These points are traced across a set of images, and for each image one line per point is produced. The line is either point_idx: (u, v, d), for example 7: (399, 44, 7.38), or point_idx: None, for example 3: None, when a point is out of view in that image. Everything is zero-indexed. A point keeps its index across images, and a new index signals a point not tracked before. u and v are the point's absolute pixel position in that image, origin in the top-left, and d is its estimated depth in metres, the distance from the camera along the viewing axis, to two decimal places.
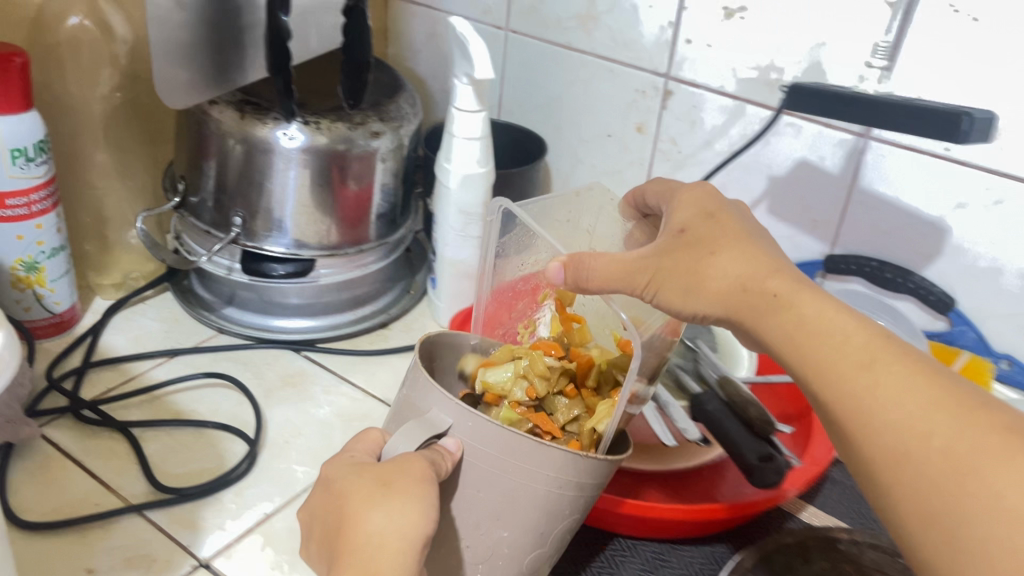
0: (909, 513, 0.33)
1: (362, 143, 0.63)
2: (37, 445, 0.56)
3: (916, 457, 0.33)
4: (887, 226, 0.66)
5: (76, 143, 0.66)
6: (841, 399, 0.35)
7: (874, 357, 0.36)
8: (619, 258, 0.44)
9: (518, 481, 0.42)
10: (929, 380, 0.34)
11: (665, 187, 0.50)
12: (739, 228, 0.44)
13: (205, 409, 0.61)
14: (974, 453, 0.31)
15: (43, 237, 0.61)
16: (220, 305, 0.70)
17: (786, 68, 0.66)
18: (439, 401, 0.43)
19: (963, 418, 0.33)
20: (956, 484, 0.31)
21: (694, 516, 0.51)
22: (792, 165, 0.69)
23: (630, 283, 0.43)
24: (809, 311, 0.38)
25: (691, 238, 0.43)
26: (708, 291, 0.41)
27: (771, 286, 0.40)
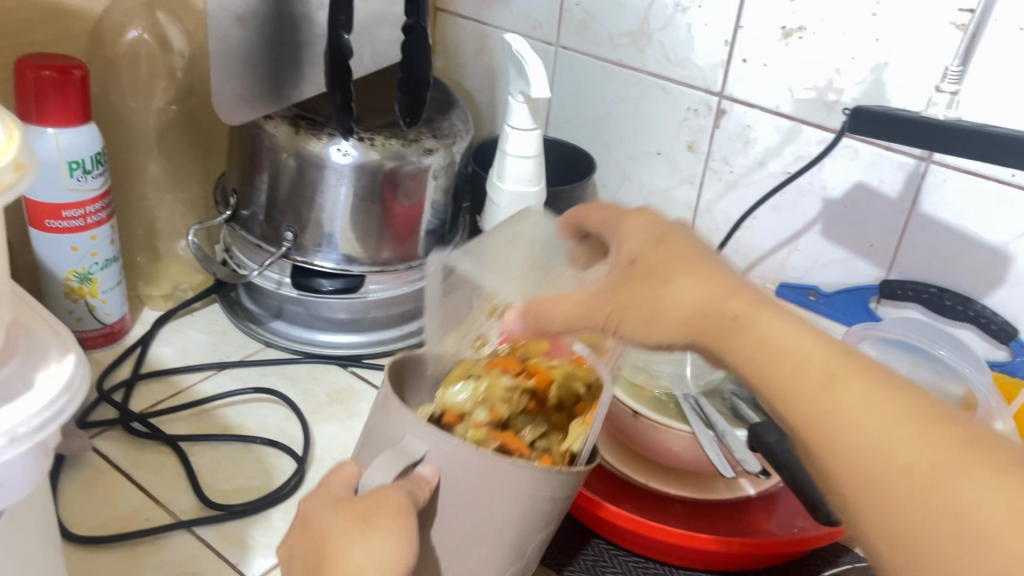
0: (879, 536, 0.29)
1: (414, 160, 0.62)
2: (88, 456, 0.56)
3: (882, 477, 0.29)
4: (947, 252, 0.64)
5: (132, 155, 0.67)
6: (804, 421, 0.31)
7: (835, 373, 0.31)
8: (577, 296, 0.40)
9: (494, 501, 0.40)
10: (892, 394, 0.30)
11: (608, 211, 0.45)
12: (693, 252, 0.39)
13: (253, 424, 0.61)
14: (948, 469, 0.28)
15: (97, 248, 0.61)
16: (268, 319, 0.70)
17: (845, 89, 0.65)
18: (412, 426, 0.40)
19: (931, 432, 0.29)
20: (926, 508, 0.28)
21: (753, 549, 0.50)
22: (848, 188, 0.68)
23: (589, 321, 0.40)
24: (771, 332, 0.34)
25: (644, 268, 0.38)
26: (667, 321, 0.37)
27: (730, 307, 0.35)
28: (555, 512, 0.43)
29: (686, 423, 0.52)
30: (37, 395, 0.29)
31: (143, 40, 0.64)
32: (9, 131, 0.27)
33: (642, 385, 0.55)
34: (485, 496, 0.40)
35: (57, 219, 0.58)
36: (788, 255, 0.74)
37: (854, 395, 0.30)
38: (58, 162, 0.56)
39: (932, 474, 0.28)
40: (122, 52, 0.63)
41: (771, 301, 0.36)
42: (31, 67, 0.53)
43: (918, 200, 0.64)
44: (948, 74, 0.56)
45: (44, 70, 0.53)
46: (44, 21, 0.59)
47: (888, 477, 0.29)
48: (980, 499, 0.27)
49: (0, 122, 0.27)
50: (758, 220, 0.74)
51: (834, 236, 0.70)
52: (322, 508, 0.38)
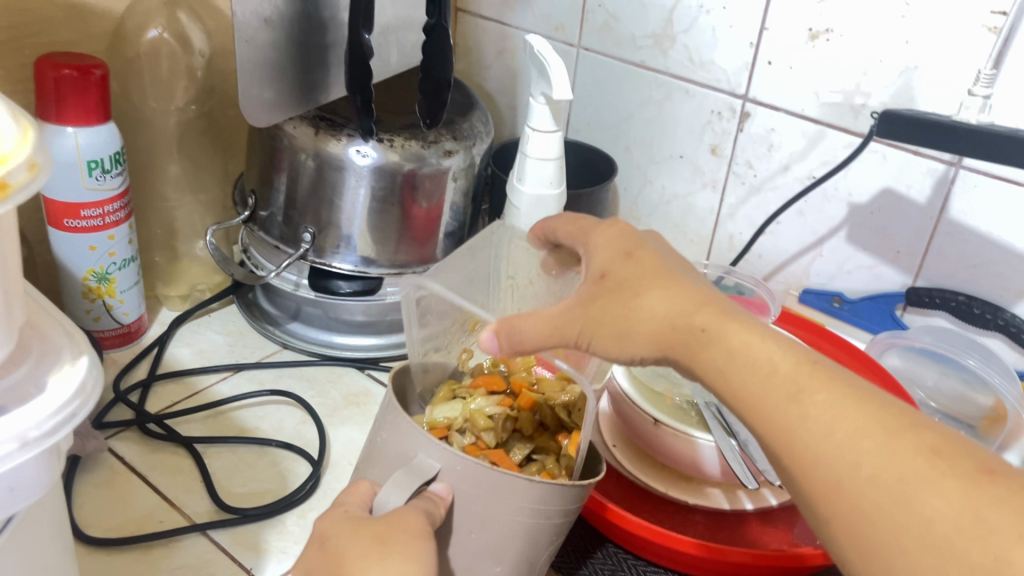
0: (847, 542, 0.31)
1: (433, 162, 0.62)
2: (103, 457, 0.56)
3: (849, 485, 0.30)
4: (976, 260, 0.63)
5: (150, 155, 0.67)
6: (774, 431, 0.33)
7: (802, 386, 0.33)
8: (548, 314, 0.38)
9: (503, 518, 0.40)
10: (859, 405, 0.32)
11: (578, 225, 0.44)
12: (663, 265, 0.38)
13: (269, 427, 0.60)
14: (909, 478, 0.29)
15: (115, 248, 0.61)
16: (286, 320, 0.70)
17: (873, 93, 0.64)
18: (426, 445, 0.40)
19: (895, 443, 0.30)
20: (891, 517, 0.29)
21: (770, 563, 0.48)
22: (875, 193, 0.66)
23: (564, 339, 0.37)
24: (738, 343, 0.35)
25: (614, 283, 0.38)
26: (640, 335, 0.36)
27: (699, 321, 0.35)
28: (563, 528, 0.43)
29: (709, 432, 0.52)
30: (49, 399, 0.28)
31: (164, 40, 0.63)
32: (24, 130, 0.26)
33: (663, 393, 0.55)
34: (476, 506, 0.40)
35: (76, 219, 0.58)
36: (812, 260, 0.72)
37: (820, 407, 0.32)
38: (77, 161, 0.56)
39: (897, 484, 0.29)
40: (142, 51, 0.63)
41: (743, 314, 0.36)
42: (51, 65, 0.53)
43: (947, 206, 0.63)
44: (981, 78, 0.55)
45: (64, 69, 0.53)
46: (64, 20, 0.59)
47: (854, 487, 0.30)
48: (939, 506, 0.28)
49: (15, 121, 0.26)
50: (781, 224, 0.73)
51: (859, 242, 0.69)
52: (336, 526, 0.38)
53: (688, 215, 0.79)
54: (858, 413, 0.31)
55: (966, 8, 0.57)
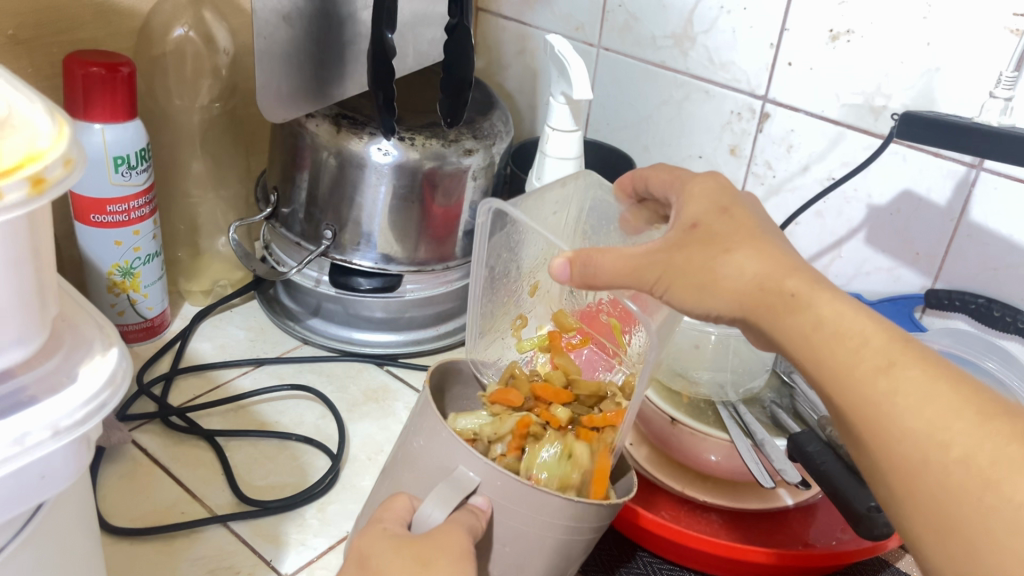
0: (926, 523, 0.30)
1: (454, 161, 0.62)
2: (127, 449, 0.57)
3: (937, 467, 0.29)
4: (996, 262, 0.63)
5: (174, 151, 0.68)
6: (858, 405, 0.32)
7: (893, 359, 0.32)
8: (628, 253, 0.38)
9: (535, 532, 0.41)
10: (952, 384, 0.30)
11: (673, 174, 0.44)
12: (756, 226, 0.38)
13: (290, 421, 0.61)
14: (1001, 460, 0.28)
15: (140, 243, 0.62)
16: (306, 316, 0.70)
17: (893, 95, 0.63)
18: (465, 457, 0.41)
19: (988, 424, 0.29)
20: (976, 499, 0.28)
21: (790, 563, 0.49)
22: (895, 195, 0.66)
23: (639, 280, 0.38)
24: (826, 313, 0.34)
25: (704, 232, 0.38)
26: (722, 291, 0.36)
27: (789, 285, 0.35)
28: (593, 542, 0.43)
29: (724, 430, 0.52)
30: (81, 388, 0.29)
31: (189, 38, 0.64)
32: (59, 126, 0.27)
33: (679, 392, 0.55)
34: (515, 515, 0.40)
35: (102, 214, 0.59)
36: (831, 262, 0.72)
37: (916, 382, 0.31)
38: (103, 157, 0.57)
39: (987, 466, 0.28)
40: (168, 50, 0.64)
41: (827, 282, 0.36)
42: (79, 63, 0.54)
43: (967, 209, 0.63)
44: (1003, 80, 0.55)
45: (92, 66, 0.54)
46: (92, 19, 0.60)
47: (940, 468, 0.29)
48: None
49: (51, 118, 0.27)
50: (800, 225, 0.73)
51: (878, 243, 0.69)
52: (377, 543, 0.38)
53: None
54: (952, 392, 0.30)
55: (988, 11, 0.57)
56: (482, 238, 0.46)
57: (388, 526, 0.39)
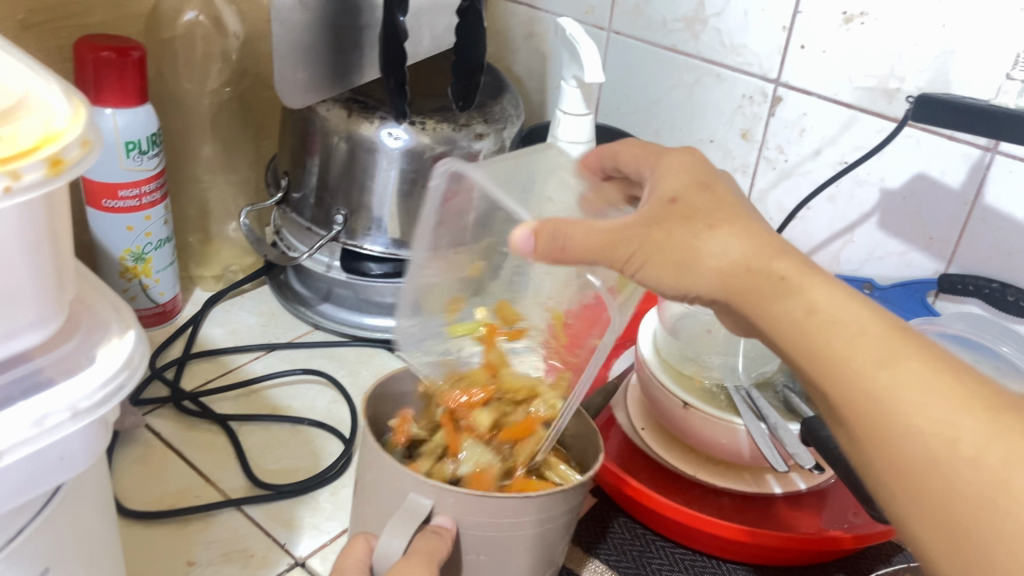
0: (918, 516, 0.29)
1: (465, 145, 0.62)
2: (140, 433, 0.57)
3: (947, 464, 0.28)
4: (1010, 246, 0.62)
5: (184, 136, 0.68)
6: (861, 395, 0.31)
7: (889, 351, 0.31)
8: (599, 227, 0.38)
9: (504, 534, 0.40)
10: (956, 379, 0.29)
11: (642, 151, 0.43)
12: (737, 203, 0.38)
13: (301, 405, 0.61)
14: (998, 451, 0.27)
15: (151, 228, 0.62)
16: (317, 301, 0.70)
17: (907, 77, 0.63)
18: (412, 483, 0.40)
19: (999, 422, 0.28)
20: (972, 497, 0.27)
21: (793, 544, 0.49)
22: (908, 178, 0.66)
23: (612, 254, 0.37)
24: (820, 297, 0.33)
25: (684, 208, 0.37)
26: (704, 271, 0.35)
27: (777, 267, 0.34)
28: (568, 525, 0.43)
29: (739, 415, 0.52)
30: (98, 370, 0.29)
31: (199, 22, 0.64)
32: (76, 107, 0.27)
33: (692, 375, 0.55)
34: (480, 524, 0.40)
35: (114, 199, 0.59)
36: (842, 247, 0.72)
37: (918, 374, 0.30)
38: (114, 142, 0.57)
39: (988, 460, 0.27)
40: (178, 34, 0.64)
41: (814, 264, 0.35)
42: (90, 47, 0.54)
43: (981, 192, 0.62)
44: None
45: (103, 51, 0.54)
46: (103, 3, 0.60)
47: (938, 464, 0.28)
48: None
49: (67, 99, 0.27)
50: (812, 209, 0.73)
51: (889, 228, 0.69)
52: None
53: None
54: (954, 383, 0.29)
55: None
56: (431, 209, 0.44)
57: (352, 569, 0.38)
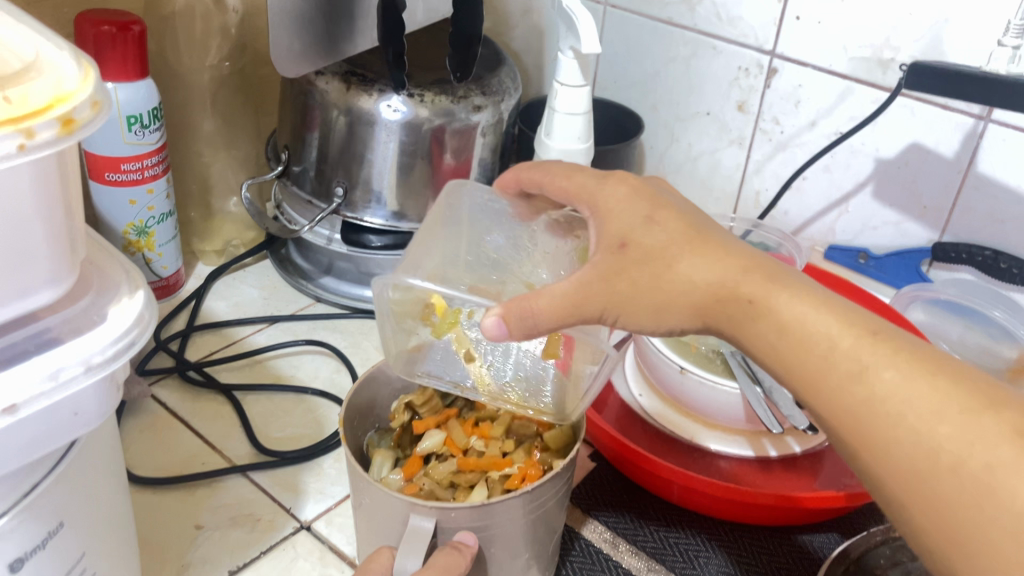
0: (928, 522, 0.30)
1: (463, 117, 0.63)
2: (146, 403, 0.58)
3: (926, 471, 0.29)
4: (1002, 214, 0.63)
5: (185, 111, 0.68)
6: (839, 414, 0.32)
7: (867, 363, 0.32)
8: (561, 291, 0.36)
9: (501, 527, 0.40)
10: (931, 380, 0.30)
11: (573, 180, 0.42)
12: (691, 221, 0.38)
13: (305, 375, 0.62)
14: (992, 448, 0.28)
15: (154, 202, 0.63)
16: (318, 274, 0.71)
17: (901, 47, 0.64)
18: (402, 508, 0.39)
19: (977, 421, 0.29)
20: (973, 495, 0.28)
21: (783, 504, 0.50)
22: (903, 148, 0.66)
23: (581, 315, 0.37)
24: (788, 315, 0.34)
25: (636, 253, 0.37)
26: (678, 308, 0.36)
27: (745, 290, 0.35)
28: (563, 494, 0.43)
29: (735, 379, 0.53)
30: (109, 328, 0.30)
31: None
32: (86, 70, 0.28)
33: (687, 342, 0.56)
34: (479, 527, 0.39)
35: (117, 173, 0.60)
36: (837, 218, 0.73)
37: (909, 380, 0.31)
38: (116, 116, 0.57)
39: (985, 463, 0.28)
40: (177, 9, 0.64)
41: (784, 274, 0.36)
42: (91, 22, 0.54)
43: (974, 160, 0.63)
44: (1012, 28, 0.55)
45: (103, 25, 0.54)
46: None
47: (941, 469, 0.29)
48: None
49: (77, 62, 0.27)
50: (807, 180, 0.73)
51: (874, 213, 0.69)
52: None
53: (715, 173, 0.80)
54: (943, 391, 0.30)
55: None
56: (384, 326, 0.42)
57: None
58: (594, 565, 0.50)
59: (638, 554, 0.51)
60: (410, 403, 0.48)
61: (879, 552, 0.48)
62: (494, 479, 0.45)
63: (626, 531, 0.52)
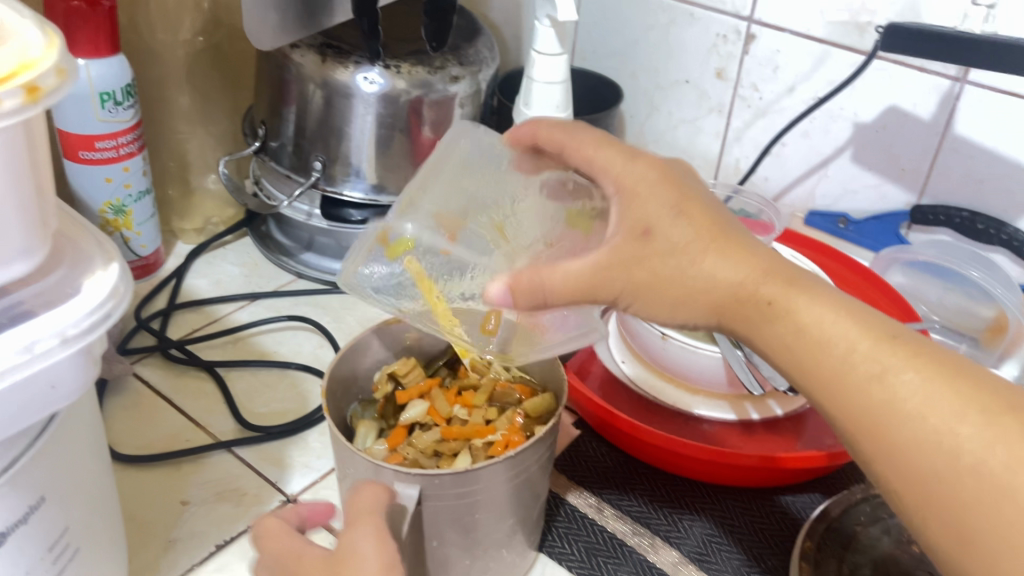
0: (925, 514, 0.30)
1: (440, 88, 0.62)
2: (129, 382, 0.58)
3: (946, 473, 0.29)
4: (979, 174, 0.64)
5: (159, 88, 0.68)
6: (856, 415, 0.31)
7: (885, 366, 0.31)
8: (574, 270, 0.36)
9: (484, 492, 0.40)
10: (951, 384, 0.30)
11: (592, 158, 0.40)
12: (718, 215, 0.37)
13: (288, 351, 0.62)
14: (992, 441, 0.29)
15: (130, 180, 0.62)
16: (299, 250, 0.71)
17: (878, 9, 0.64)
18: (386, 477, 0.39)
19: (997, 424, 0.29)
20: (974, 491, 0.28)
21: (767, 465, 0.50)
22: (881, 112, 0.67)
23: (592, 296, 0.37)
24: (808, 317, 0.34)
25: (661, 244, 0.36)
26: (696, 304, 0.36)
27: (765, 292, 0.35)
28: (546, 459, 0.43)
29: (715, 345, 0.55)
30: (84, 300, 0.30)
31: None
32: (50, 38, 0.27)
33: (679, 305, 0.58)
34: (461, 491, 0.39)
35: (91, 151, 0.59)
36: (817, 183, 0.73)
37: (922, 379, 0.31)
38: (89, 93, 0.57)
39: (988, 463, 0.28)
40: None
41: (803, 277, 0.35)
42: None
43: (951, 122, 0.63)
44: None
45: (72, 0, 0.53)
46: None
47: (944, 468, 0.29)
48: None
49: (40, 30, 0.27)
50: (786, 146, 0.74)
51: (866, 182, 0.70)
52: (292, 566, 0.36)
53: (696, 141, 0.80)
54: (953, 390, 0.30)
55: None
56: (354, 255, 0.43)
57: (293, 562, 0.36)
58: (581, 531, 0.50)
59: (624, 518, 0.51)
60: (393, 374, 0.48)
61: (859, 509, 0.49)
62: (476, 447, 0.45)
63: (612, 496, 0.53)
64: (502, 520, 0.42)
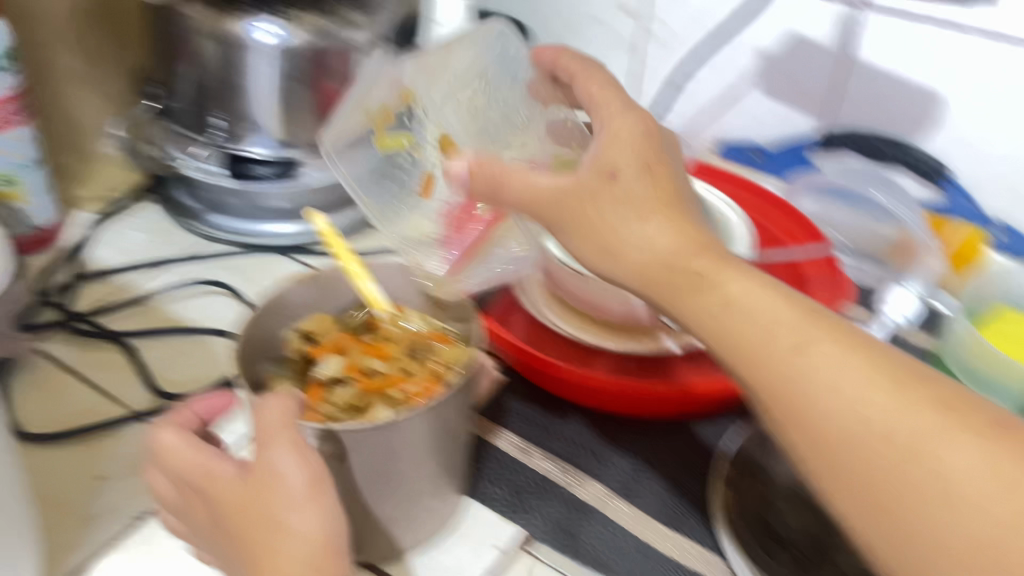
0: (858, 515, 0.30)
1: (341, 37, 0.60)
2: (34, 359, 0.55)
3: (861, 442, 0.30)
4: (883, 96, 0.67)
5: (42, 49, 0.64)
6: (773, 393, 0.32)
7: (802, 339, 0.32)
8: (543, 185, 0.41)
9: (403, 441, 0.40)
10: (863, 354, 0.31)
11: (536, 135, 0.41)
12: (675, 188, 0.39)
13: (202, 315, 0.60)
14: (936, 442, 0.29)
15: (18, 149, 0.59)
16: (205, 212, 0.69)
17: None
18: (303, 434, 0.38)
19: (904, 394, 0.30)
20: (891, 459, 0.29)
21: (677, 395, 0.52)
22: (783, 39, 0.69)
23: (548, 210, 0.41)
24: (734, 290, 0.34)
25: (620, 187, 0.38)
26: (627, 265, 0.37)
27: (697, 265, 0.35)
28: (464, 404, 0.43)
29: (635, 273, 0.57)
30: None
31: None
32: None
33: None
34: (383, 443, 0.39)
35: None
36: (728, 115, 0.76)
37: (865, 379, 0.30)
38: None
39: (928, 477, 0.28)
40: None
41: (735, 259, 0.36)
42: None
43: (853, 45, 0.67)
44: None
45: None
46: None
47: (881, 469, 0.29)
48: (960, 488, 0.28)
49: None
50: (698, 81, 0.76)
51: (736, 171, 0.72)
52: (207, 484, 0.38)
53: None
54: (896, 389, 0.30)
55: None
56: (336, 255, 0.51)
57: (209, 482, 0.38)
58: (509, 473, 0.51)
59: (549, 458, 0.52)
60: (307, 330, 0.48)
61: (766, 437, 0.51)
62: (395, 398, 0.45)
63: (537, 437, 0.53)
64: (424, 474, 0.42)
